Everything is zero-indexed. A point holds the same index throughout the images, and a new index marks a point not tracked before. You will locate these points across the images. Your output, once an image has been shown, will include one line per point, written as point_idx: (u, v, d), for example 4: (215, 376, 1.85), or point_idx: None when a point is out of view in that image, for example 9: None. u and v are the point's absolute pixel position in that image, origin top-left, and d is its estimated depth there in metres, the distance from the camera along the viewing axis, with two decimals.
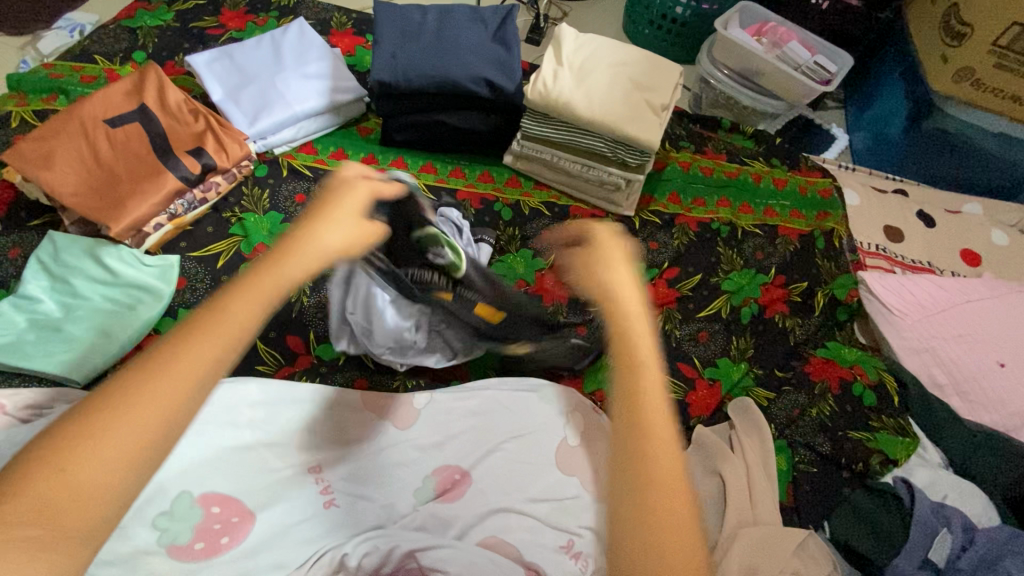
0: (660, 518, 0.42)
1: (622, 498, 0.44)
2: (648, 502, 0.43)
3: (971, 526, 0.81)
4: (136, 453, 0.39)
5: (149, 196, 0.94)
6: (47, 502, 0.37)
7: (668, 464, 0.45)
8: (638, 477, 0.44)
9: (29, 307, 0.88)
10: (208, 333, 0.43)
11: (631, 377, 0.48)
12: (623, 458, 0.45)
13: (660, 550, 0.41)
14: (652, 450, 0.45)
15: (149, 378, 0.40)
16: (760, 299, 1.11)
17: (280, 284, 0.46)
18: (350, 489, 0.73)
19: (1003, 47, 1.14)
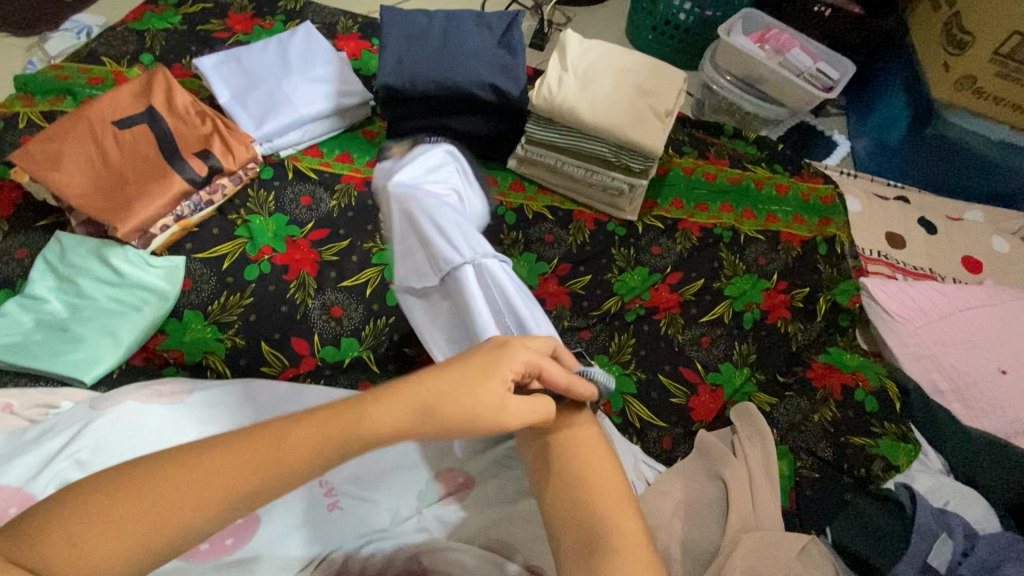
0: (602, 519, 0.56)
1: (569, 504, 0.58)
2: (593, 511, 0.57)
3: (972, 533, 0.81)
4: (163, 538, 0.43)
5: (156, 198, 0.94)
6: (79, 547, 0.42)
7: (611, 491, 0.58)
8: (584, 492, 0.58)
9: (35, 307, 0.89)
10: (285, 441, 0.47)
11: (570, 426, 0.63)
12: (564, 509, 0.58)
13: (608, 531, 0.55)
14: (592, 477, 0.59)
15: (213, 472, 0.45)
16: (762, 305, 1.12)
17: (348, 430, 0.48)
18: (355, 492, 0.73)
19: (1005, 56, 1.15)
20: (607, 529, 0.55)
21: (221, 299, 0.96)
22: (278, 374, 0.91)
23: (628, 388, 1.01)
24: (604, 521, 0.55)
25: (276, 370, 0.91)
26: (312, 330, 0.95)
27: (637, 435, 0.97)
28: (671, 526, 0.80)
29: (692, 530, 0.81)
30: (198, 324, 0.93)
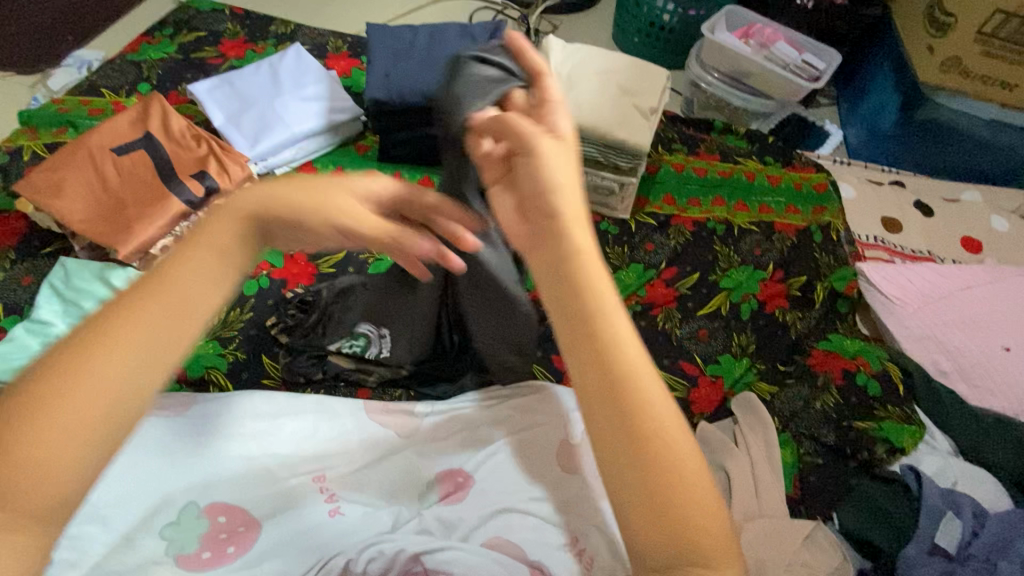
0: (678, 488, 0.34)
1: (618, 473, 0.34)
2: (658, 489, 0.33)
3: (982, 512, 0.80)
4: (92, 439, 0.34)
5: (155, 219, 0.97)
6: (30, 503, 0.32)
7: (608, 320, 0.36)
8: (628, 422, 0.34)
9: (41, 330, 0.91)
10: (126, 339, 0.35)
11: (602, 373, 0.35)
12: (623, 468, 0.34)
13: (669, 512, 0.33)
14: (639, 396, 0.35)
15: (83, 356, 0.35)
16: (760, 295, 1.12)
17: (223, 258, 0.40)
18: (354, 497, 0.73)
19: (988, 34, 1.15)
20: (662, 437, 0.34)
21: (222, 316, 0.98)
22: (278, 386, 0.93)
23: None
24: (652, 436, 0.34)
25: (275, 381, 0.93)
26: None
27: None
28: None
29: None
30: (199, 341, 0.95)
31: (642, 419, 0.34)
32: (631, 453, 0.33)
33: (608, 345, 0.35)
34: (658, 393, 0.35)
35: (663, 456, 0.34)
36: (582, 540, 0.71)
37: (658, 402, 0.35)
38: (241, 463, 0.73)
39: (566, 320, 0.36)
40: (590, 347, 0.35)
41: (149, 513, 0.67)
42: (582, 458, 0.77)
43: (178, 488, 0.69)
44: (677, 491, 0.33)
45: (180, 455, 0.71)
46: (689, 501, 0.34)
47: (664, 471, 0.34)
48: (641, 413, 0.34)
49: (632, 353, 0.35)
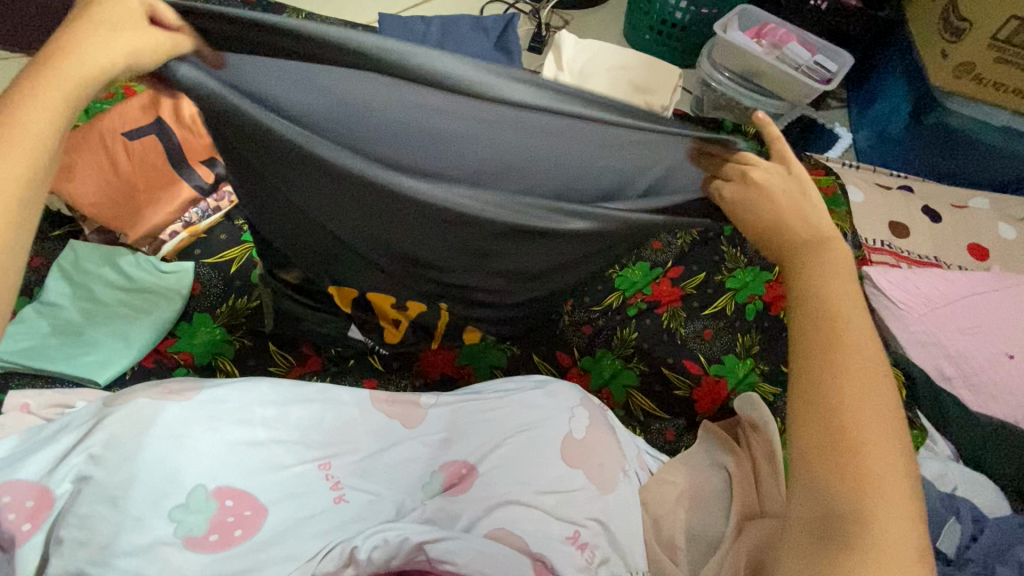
0: (874, 480, 0.49)
1: (824, 455, 0.50)
2: (850, 470, 0.49)
3: (982, 517, 0.81)
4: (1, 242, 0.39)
5: (163, 204, 0.99)
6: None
7: (851, 344, 0.53)
8: (834, 426, 0.50)
9: (51, 312, 0.92)
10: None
11: (828, 367, 0.52)
12: (834, 469, 0.50)
13: (860, 497, 0.48)
14: (843, 405, 0.51)
15: None
16: (765, 296, 1.10)
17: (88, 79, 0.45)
18: (361, 486, 0.75)
19: (1004, 40, 1.14)
20: (865, 443, 0.49)
21: (229, 303, 0.98)
22: (286, 374, 0.94)
23: (632, 381, 1.01)
24: (854, 443, 0.49)
25: (283, 369, 0.94)
26: None
27: (642, 426, 1.00)
28: (675, 514, 0.79)
29: (697, 518, 0.80)
30: (207, 327, 0.96)
31: (843, 430, 0.50)
32: (830, 437, 0.50)
33: (834, 343, 0.53)
34: (870, 396, 0.51)
35: (862, 436, 0.50)
36: (583, 534, 0.72)
37: (864, 390, 0.51)
38: (251, 448, 0.73)
39: (806, 332, 0.54)
40: (816, 354, 0.53)
41: (155, 494, 0.66)
42: (585, 453, 0.77)
43: (188, 470, 0.69)
44: (862, 457, 0.49)
45: (190, 438, 0.71)
46: (876, 466, 0.49)
47: (855, 445, 0.50)
48: (853, 417, 0.50)
49: (860, 357, 0.53)
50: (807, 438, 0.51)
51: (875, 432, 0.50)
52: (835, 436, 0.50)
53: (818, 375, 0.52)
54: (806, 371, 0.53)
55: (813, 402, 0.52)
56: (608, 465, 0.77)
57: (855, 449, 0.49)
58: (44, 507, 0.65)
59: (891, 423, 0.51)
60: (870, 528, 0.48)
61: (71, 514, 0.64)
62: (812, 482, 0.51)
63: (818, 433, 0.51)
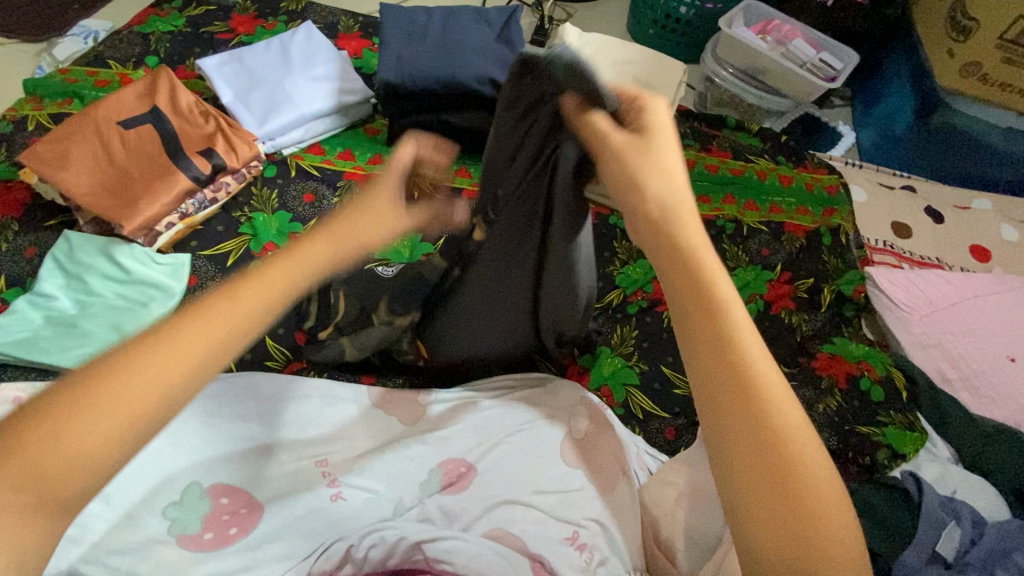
0: (810, 496, 0.38)
1: (741, 474, 0.39)
2: (793, 489, 0.38)
3: (981, 520, 0.81)
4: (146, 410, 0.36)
5: (159, 196, 0.95)
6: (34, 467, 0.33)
7: (731, 315, 0.42)
8: (759, 431, 0.39)
9: (45, 304, 0.90)
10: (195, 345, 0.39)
11: (715, 358, 0.41)
12: (748, 488, 0.39)
13: (807, 523, 0.37)
14: (765, 398, 0.40)
15: (150, 354, 0.37)
16: (766, 296, 1.11)
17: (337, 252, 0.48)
18: (358, 483, 0.73)
19: (1011, 40, 1.13)
20: (782, 436, 0.39)
21: None
22: (282, 368, 0.92)
23: (631, 379, 1.00)
24: (779, 435, 0.39)
25: (279, 364, 0.93)
26: None
27: (640, 426, 0.97)
28: (674, 516, 0.77)
29: (696, 518, 0.76)
30: None
31: (772, 431, 0.39)
32: (752, 449, 0.39)
33: (733, 353, 0.41)
34: (774, 373, 0.41)
35: (780, 434, 0.39)
36: (583, 535, 0.71)
37: (781, 398, 0.40)
38: (245, 445, 0.73)
39: (674, 283, 0.44)
40: (695, 337, 0.42)
41: (151, 490, 0.67)
42: (584, 452, 0.78)
43: (182, 469, 0.69)
44: (797, 478, 0.38)
45: (185, 435, 0.72)
46: (808, 477, 0.38)
47: (784, 458, 0.38)
48: (772, 418, 0.39)
49: (758, 351, 0.41)
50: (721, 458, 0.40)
51: (797, 429, 0.39)
52: (747, 442, 0.39)
53: (707, 375, 0.41)
54: (698, 370, 0.42)
55: (715, 395, 0.41)
56: (608, 465, 0.77)
57: (785, 459, 0.38)
58: None
59: (814, 442, 0.40)
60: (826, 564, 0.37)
61: None
62: (760, 524, 0.38)
63: (725, 434, 0.40)
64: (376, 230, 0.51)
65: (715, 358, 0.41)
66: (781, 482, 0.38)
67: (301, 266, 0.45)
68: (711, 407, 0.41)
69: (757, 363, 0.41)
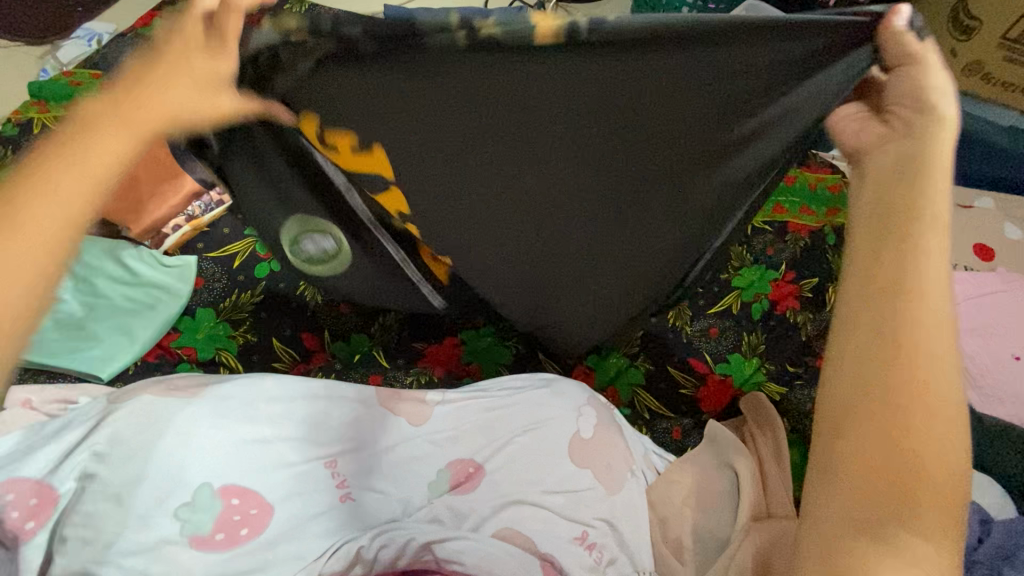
0: (912, 461, 0.40)
1: (863, 421, 0.42)
2: (900, 448, 0.41)
3: (989, 518, 0.80)
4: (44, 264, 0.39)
5: (167, 199, 0.96)
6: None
7: (933, 308, 0.43)
8: (880, 397, 0.42)
9: (53, 307, 0.90)
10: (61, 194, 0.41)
11: (902, 311, 0.43)
12: (866, 438, 0.42)
13: (892, 486, 0.40)
14: (915, 376, 0.42)
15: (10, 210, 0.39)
16: (771, 295, 1.11)
17: (153, 124, 0.46)
18: (368, 484, 0.74)
19: (1013, 40, 1.14)
20: (916, 417, 0.41)
21: (233, 297, 0.97)
22: (290, 369, 0.92)
23: (637, 380, 1.01)
24: (914, 414, 0.41)
25: (287, 364, 0.93)
26: (321, 326, 0.96)
27: (648, 425, 0.98)
28: (681, 516, 0.79)
29: (704, 518, 0.79)
30: (210, 321, 0.94)
31: (902, 414, 0.41)
32: (868, 401, 0.42)
33: (913, 319, 0.43)
34: (941, 374, 0.42)
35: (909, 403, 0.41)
36: (591, 534, 0.72)
37: (938, 385, 0.42)
38: (256, 446, 0.72)
39: (883, 253, 0.45)
40: (891, 293, 0.44)
41: (159, 490, 0.66)
42: (595, 452, 0.77)
43: (191, 470, 0.68)
44: (904, 440, 0.41)
45: (196, 436, 0.70)
46: (926, 451, 0.41)
47: (903, 422, 0.41)
48: (927, 395, 0.41)
49: (937, 333, 0.43)
50: (853, 407, 0.43)
51: (938, 419, 0.41)
52: (870, 395, 0.42)
53: (871, 323, 0.44)
54: (850, 322, 0.46)
55: (871, 356, 0.43)
56: (616, 465, 0.77)
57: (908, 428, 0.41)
58: (48, 505, 0.65)
59: (953, 439, 0.41)
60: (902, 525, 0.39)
61: (75, 512, 0.64)
62: (849, 467, 0.42)
63: (846, 374, 0.44)
64: (188, 78, 0.49)
65: (893, 324, 0.43)
66: (887, 436, 0.41)
67: (136, 122, 0.45)
68: (867, 355, 0.43)
69: (925, 347, 0.42)
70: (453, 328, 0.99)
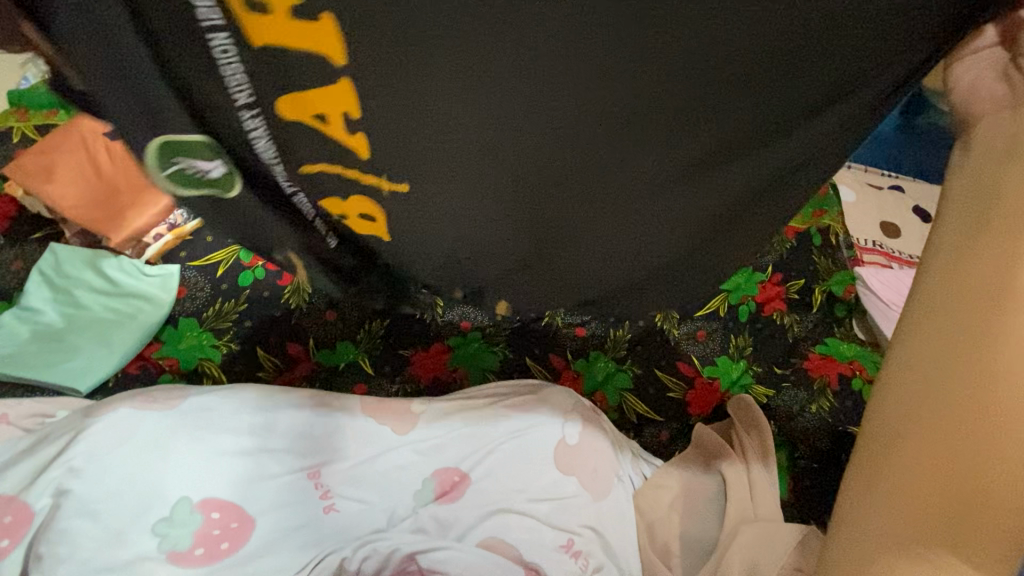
0: (978, 493, 0.38)
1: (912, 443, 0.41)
2: (954, 473, 0.39)
3: None
4: None
5: (147, 207, 0.96)
6: None
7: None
8: (956, 414, 0.39)
9: (32, 319, 0.89)
10: None
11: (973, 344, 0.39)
12: (915, 456, 0.40)
13: (947, 512, 0.39)
14: (990, 395, 0.38)
15: None
16: (758, 297, 1.12)
17: None
18: (352, 494, 0.73)
19: None
20: (991, 443, 0.38)
21: (215, 307, 0.96)
22: (274, 378, 0.91)
23: (625, 384, 1.00)
24: (989, 440, 0.38)
25: (271, 374, 0.92)
26: (306, 334, 0.95)
27: (635, 430, 0.98)
28: (669, 520, 0.79)
29: (691, 523, 0.79)
30: (193, 331, 0.93)
31: (980, 422, 0.38)
32: (926, 428, 0.40)
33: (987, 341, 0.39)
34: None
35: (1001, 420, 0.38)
36: (577, 542, 0.72)
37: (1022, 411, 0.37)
38: (239, 458, 0.72)
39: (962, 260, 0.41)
40: (964, 309, 0.40)
41: (140, 505, 0.65)
42: (580, 460, 0.76)
43: (170, 484, 0.67)
44: (974, 468, 0.38)
45: (176, 450, 0.69)
46: (1006, 468, 0.37)
47: (976, 439, 0.38)
48: (994, 421, 0.38)
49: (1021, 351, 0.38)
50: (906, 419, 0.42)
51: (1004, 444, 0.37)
52: (935, 424, 0.40)
53: (941, 350, 0.41)
54: (940, 311, 0.42)
55: (948, 369, 0.40)
56: (602, 470, 0.77)
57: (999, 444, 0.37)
58: (23, 523, 0.63)
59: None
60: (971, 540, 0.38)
61: (49, 529, 0.62)
62: (900, 487, 0.41)
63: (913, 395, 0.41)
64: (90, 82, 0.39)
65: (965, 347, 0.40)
66: (970, 459, 0.38)
67: None
68: (933, 380, 0.41)
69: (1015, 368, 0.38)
70: (438, 333, 0.98)
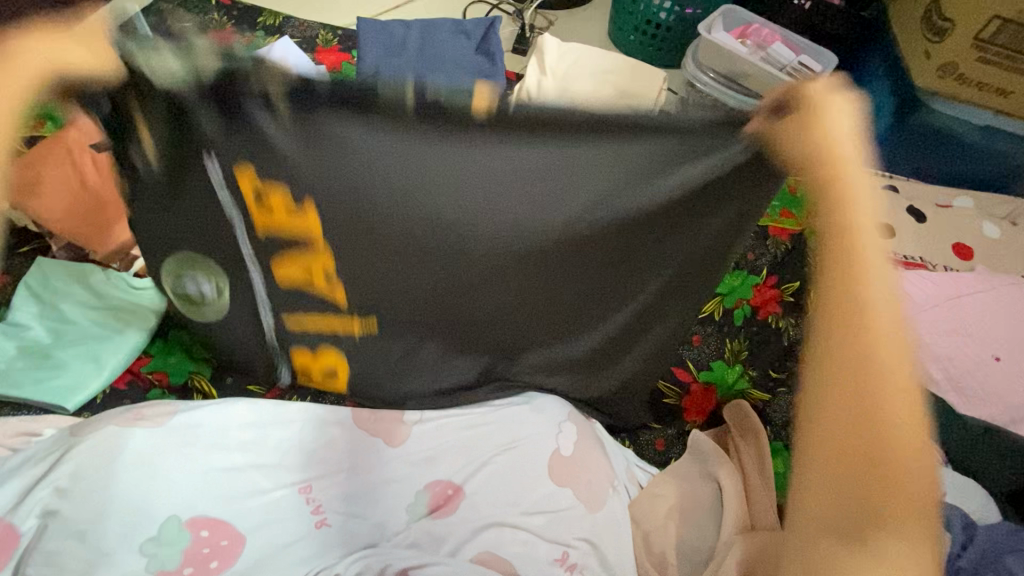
0: (892, 483, 0.35)
1: (824, 436, 0.38)
2: (874, 470, 0.35)
3: (972, 522, 0.80)
4: None
5: None
6: None
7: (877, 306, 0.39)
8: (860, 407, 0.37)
9: (19, 333, 0.88)
10: None
11: (848, 326, 0.38)
12: (829, 452, 0.37)
13: (865, 513, 0.35)
14: (874, 372, 0.37)
15: None
16: (753, 300, 1.09)
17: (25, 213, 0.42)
18: (344, 509, 0.72)
19: (986, 41, 1.15)
20: (885, 430, 0.36)
21: None
22: (266, 392, 0.91)
23: None
24: (882, 426, 0.36)
25: (263, 387, 0.91)
26: None
27: (630, 438, 0.97)
28: (666, 529, 0.78)
29: (689, 531, 0.78)
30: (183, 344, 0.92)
31: (871, 410, 0.36)
32: (845, 412, 0.37)
33: (861, 321, 0.38)
34: (898, 366, 0.38)
35: (880, 390, 0.37)
36: (572, 555, 0.71)
37: (892, 389, 0.37)
38: (228, 474, 0.71)
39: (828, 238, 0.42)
40: (836, 300, 0.40)
41: (126, 526, 0.64)
42: (574, 472, 0.76)
43: (156, 503, 0.66)
44: (880, 458, 0.35)
45: (162, 468, 0.68)
46: (901, 461, 0.35)
47: (874, 434, 0.36)
48: (880, 402, 0.36)
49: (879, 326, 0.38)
50: (817, 413, 0.39)
51: (906, 426, 0.36)
52: (842, 413, 0.37)
53: (834, 336, 0.39)
54: (822, 300, 0.41)
55: (836, 357, 0.39)
56: (596, 482, 0.76)
57: (879, 416, 0.36)
58: (10, 545, 0.63)
59: (917, 433, 0.36)
60: (893, 543, 0.34)
61: (36, 550, 0.62)
62: (823, 486, 0.37)
63: (821, 388, 0.39)
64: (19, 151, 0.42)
65: (845, 334, 0.38)
66: (868, 454, 0.36)
67: None
68: (829, 367, 0.39)
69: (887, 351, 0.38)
70: None
